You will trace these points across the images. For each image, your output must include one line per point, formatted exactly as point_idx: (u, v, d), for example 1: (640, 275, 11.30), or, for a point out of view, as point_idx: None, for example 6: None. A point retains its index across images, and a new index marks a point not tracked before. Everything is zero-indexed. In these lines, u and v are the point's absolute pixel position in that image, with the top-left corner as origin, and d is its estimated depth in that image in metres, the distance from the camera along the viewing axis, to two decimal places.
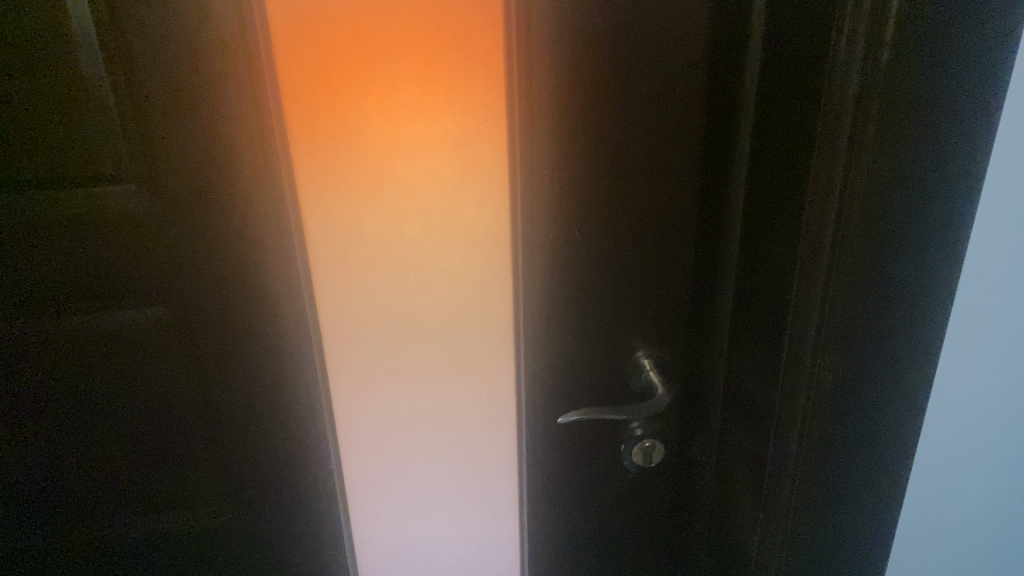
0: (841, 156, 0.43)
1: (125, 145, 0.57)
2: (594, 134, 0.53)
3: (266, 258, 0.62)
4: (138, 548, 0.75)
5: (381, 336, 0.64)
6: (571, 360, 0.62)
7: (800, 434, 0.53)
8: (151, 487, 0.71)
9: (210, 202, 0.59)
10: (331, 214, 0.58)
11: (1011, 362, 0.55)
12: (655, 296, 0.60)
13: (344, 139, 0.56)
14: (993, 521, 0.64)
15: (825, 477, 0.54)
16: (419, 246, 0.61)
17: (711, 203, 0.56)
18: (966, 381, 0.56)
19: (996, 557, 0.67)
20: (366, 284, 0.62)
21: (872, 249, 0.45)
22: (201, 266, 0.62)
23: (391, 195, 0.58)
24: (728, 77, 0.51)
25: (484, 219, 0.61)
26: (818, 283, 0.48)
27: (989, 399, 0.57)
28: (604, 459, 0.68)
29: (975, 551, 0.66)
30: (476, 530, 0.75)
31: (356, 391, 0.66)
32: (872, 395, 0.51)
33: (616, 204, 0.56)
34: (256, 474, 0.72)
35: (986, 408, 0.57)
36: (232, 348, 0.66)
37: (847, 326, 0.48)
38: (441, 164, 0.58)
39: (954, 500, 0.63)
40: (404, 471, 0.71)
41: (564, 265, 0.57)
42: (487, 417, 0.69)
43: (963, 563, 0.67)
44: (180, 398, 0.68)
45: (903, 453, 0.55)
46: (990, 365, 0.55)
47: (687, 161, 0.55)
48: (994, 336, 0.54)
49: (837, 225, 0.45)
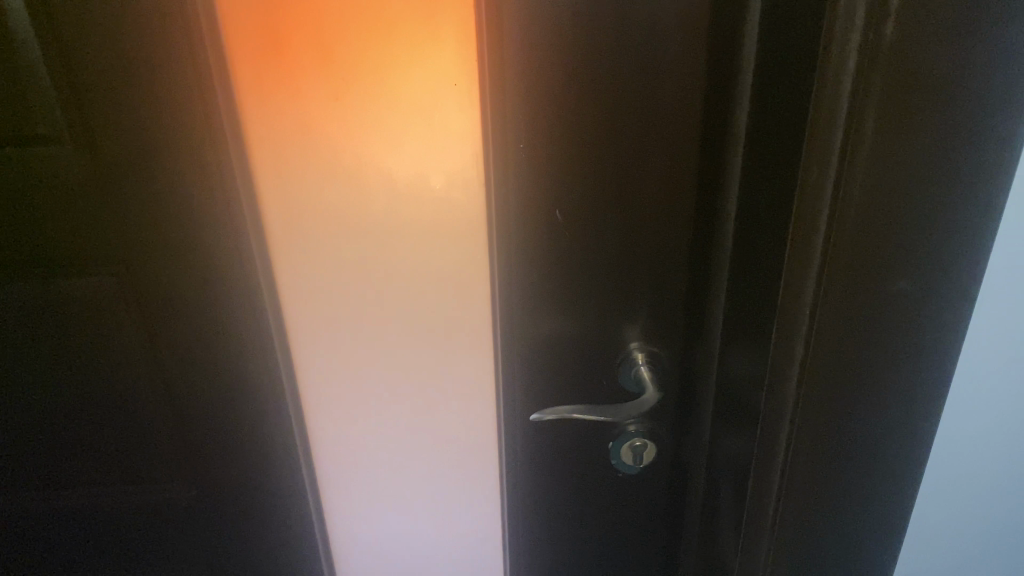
0: (833, 152, 0.37)
1: (60, 108, 0.53)
2: (570, 114, 0.47)
3: (224, 246, 0.57)
4: (105, 529, 0.72)
5: (349, 316, 0.60)
6: (550, 353, 0.57)
7: (783, 470, 0.47)
8: (114, 466, 0.69)
9: (154, 171, 0.54)
10: (288, 184, 0.54)
11: (1013, 365, 0.50)
12: (644, 285, 0.54)
13: (297, 103, 0.51)
14: (999, 524, 0.60)
15: (814, 506, 0.48)
16: (388, 223, 0.56)
17: (705, 212, 0.51)
18: (966, 383, 0.51)
19: (1000, 560, 0.62)
20: (331, 260, 0.57)
21: (870, 261, 0.39)
22: (149, 239, 0.57)
23: (355, 169, 0.54)
24: (722, 74, 0.45)
25: (458, 197, 0.55)
26: (808, 301, 0.41)
27: (988, 401, 0.52)
28: (587, 461, 0.62)
29: (981, 556, 0.62)
30: (456, 523, 0.71)
31: (323, 370, 0.63)
32: (871, 420, 0.44)
33: (596, 200, 0.50)
34: (222, 458, 0.68)
35: (985, 411, 0.52)
36: (187, 329, 0.61)
37: (837, 353, 0.42)
38: (409, 136, 0.52)
39: (956, 514, 0.58)
40: (378, 466, 0.68)
41: (537, 250, 0.52)
42: (467, 406, 0.65)
43: (969, 570, 0.62)
44: (136, 376, 0.64)
45: (907, 485, 0.48)
46: (990, 370, 0.50)
47: (677, 162, 0.49)
48: (991, 338, 0.49)
49: (829, 243, 0.39)
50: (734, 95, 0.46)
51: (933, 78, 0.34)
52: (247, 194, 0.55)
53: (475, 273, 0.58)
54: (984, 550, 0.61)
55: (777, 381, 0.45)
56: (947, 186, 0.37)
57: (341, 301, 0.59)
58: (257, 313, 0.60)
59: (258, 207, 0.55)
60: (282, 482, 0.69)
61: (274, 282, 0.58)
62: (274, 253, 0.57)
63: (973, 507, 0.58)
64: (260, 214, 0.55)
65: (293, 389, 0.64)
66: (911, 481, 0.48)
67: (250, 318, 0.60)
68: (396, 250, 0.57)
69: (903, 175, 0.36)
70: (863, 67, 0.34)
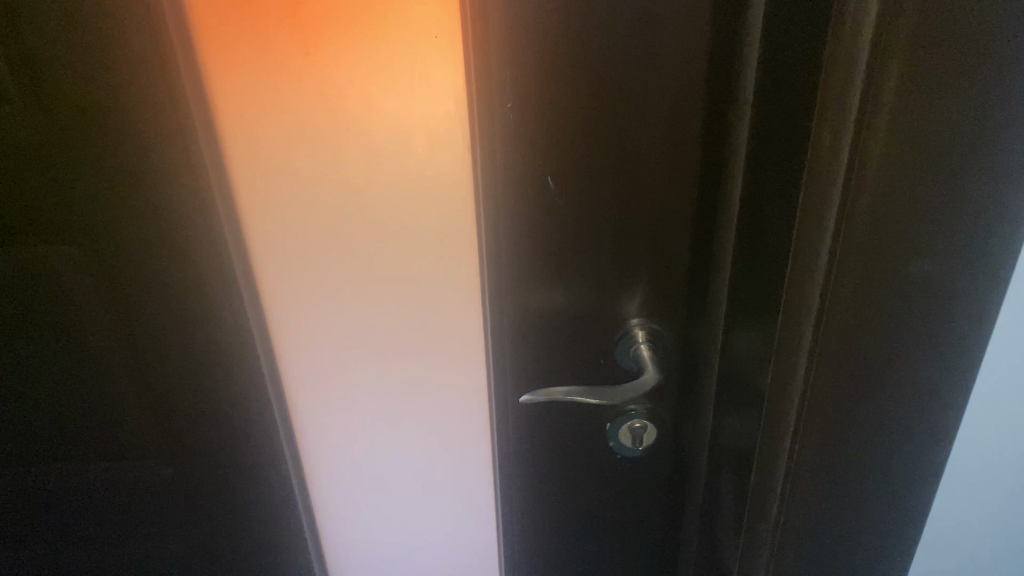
0: (852, 119, 0.32)
1: (7, 63, 0.48)
2: (560, 74, 0.42)
3: (189, 221, 0.53)
4: (87, 503, 0.70)
5: (330, 291, 0.56)
6: (542, 333, 0.53)
7: (788, 469, 0.43)
8: (91, 440, 0.66)
9: (108, 134, 0.50)
10: (258, 151, 0.50)
11: None
12: (643, 261, 0.50)
13: (265, 62, 0.47)
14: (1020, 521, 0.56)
15: (822, 504, 0.44)
16: (368, 192, 0.52)
17: (709, 184, 0.46)
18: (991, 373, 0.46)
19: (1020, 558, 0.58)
20: (307, 231, 0.54)
21: (887, 241, 0.34)
22: (112, 208, 0.53)
23: (329, 134, 0.50)
24: (729, 32, 0.41)
25: (442, 164, 0.51)
26: (818, 286, 0.37)
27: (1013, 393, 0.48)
28: (583, 447, 0.58)
29: (999, 553, 0.58)
30: (449, 501, 0.68)
31: (303, 346, 0.59)
32: (886, 415, 0.40)
33: (590, 170, 0.46)
34: (200, 435, 0.65)
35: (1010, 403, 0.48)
36: (158, 303, 0.58)
37: (850, 344, 0.37)
38: (388, 97, 0.48)
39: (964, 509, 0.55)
40: (365, 444, 0.65)
41: (526, 224, 0.48)
42: (456, 383, 0.61)
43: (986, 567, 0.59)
44: (108, 346, 0.61)
45: (922, 482, 0.44)
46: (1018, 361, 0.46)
47: (679, 130, 0.44)
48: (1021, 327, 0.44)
49: (841, 224, 0.35)
50: (742, 53, 0.41)
51: (960, 30, 0.29)
52: (215, 164, 0.51)
53: (463, 248, 0.55)
54: (1004, 548, 0.57)
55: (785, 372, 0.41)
56: (975, 156, 0.32)
57: (322, 280, 0.56)
58: (230, 295, 0.56)
59: (228, 178, 0.52)
60: (262, 465, 0.66)
61: (249, 262, 0.55)
62: (248, 230, 0.54)
63: (984, 505, 0.54)
64: (230, 187, 0.52)
65: (273, 372, 0.61)
66: (927, 479, 0.44)
67: (223, 298, 0.57)
68: (377, 226, 0.53)
69: (931, 143, 0.32)
70: (886, 20, 0.30)
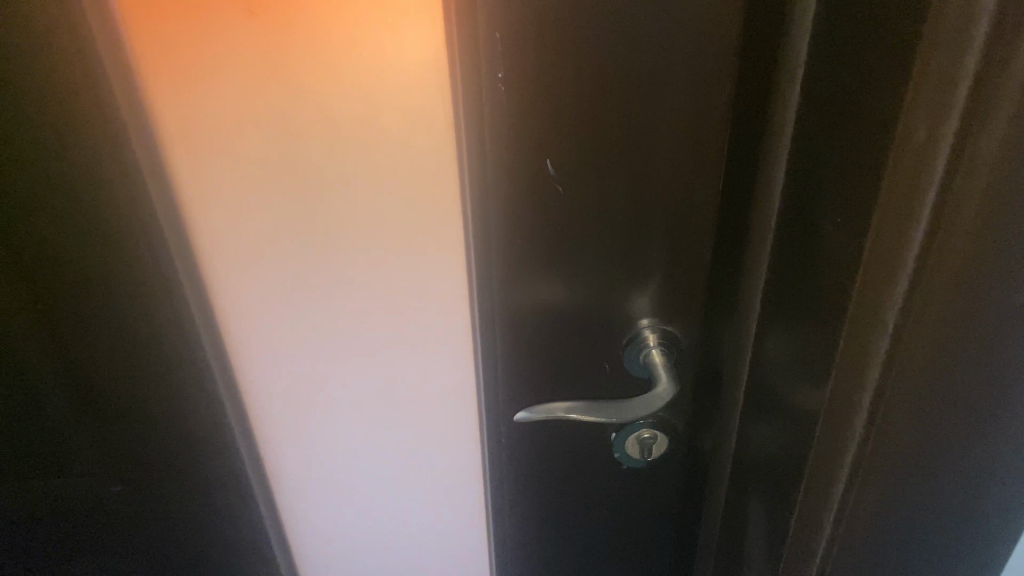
0: (955, 111, 0.25)
1: None
2: (564, 43, 0.34)
3: (122, 218, 0.45)
4: (30, 527, 0.63)
5: (292, 291, 0.48)
6: (540, 345, 0.45)
7: (840, 524, 0.36)
8: (29, 457, 0.59)
9: (11, 118, 0.41)
10: (200, 132, 0.42)
11: None
12: (660, 261, 0.42)
13: (204, 25, 0.39)
14: None
15: (877, 557, 0.37)
16: (334, 180, 0.44)
17: (742, 158, 0.40)
18: None
19: None
20: (262, 224, 0.45)
21: (990, 263, 0.27)
22: (29, 205, 0.45)
23: (287, 111, 0.41)
24: None
25: (421, 145, 0.43)
26: (892, 316, 0.30)
27: None
28: (586, 469, 0.51)
29: None
30: (435, 507, 0.62)
31: (263, 351, 0.52)
32: (962, 463, 0.33)
33: (602, 162, 0.38)
34: (152, 449, 0.58)
35: None
36: (92, 310, 0.50)
37: (928, 384, 0.30)
38: (354, 66, 0.40)
39: None
40: (339, 453, 0.58)
41: (521, 224, 0.40)
42: (441, 385, 0.54)
43: None
44: (39, 357, 0.53)
45: (995, 533, 0.37)
46: None
47: (709, 106, 0.36)
48: None
49: (931, 241, 0.27)
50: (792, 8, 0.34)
51: None
52: (147, 148, 0.42)
53: (448, 245, 0.47)
54: None
55: (840, 420, 0.34)
56: None
57: (282, 280, 0.48)
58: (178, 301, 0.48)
59: (165, 169, 0.43)
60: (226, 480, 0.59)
61: (195, 267, 0.47)
62: (193, 230, 0.46)
63: None
64: (168, 179, 0.44)
65: (231, 385, 0.53)
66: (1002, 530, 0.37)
67: (168, 306, 0.49)
68: (348, 224, 0.46)
69: None
70: None
